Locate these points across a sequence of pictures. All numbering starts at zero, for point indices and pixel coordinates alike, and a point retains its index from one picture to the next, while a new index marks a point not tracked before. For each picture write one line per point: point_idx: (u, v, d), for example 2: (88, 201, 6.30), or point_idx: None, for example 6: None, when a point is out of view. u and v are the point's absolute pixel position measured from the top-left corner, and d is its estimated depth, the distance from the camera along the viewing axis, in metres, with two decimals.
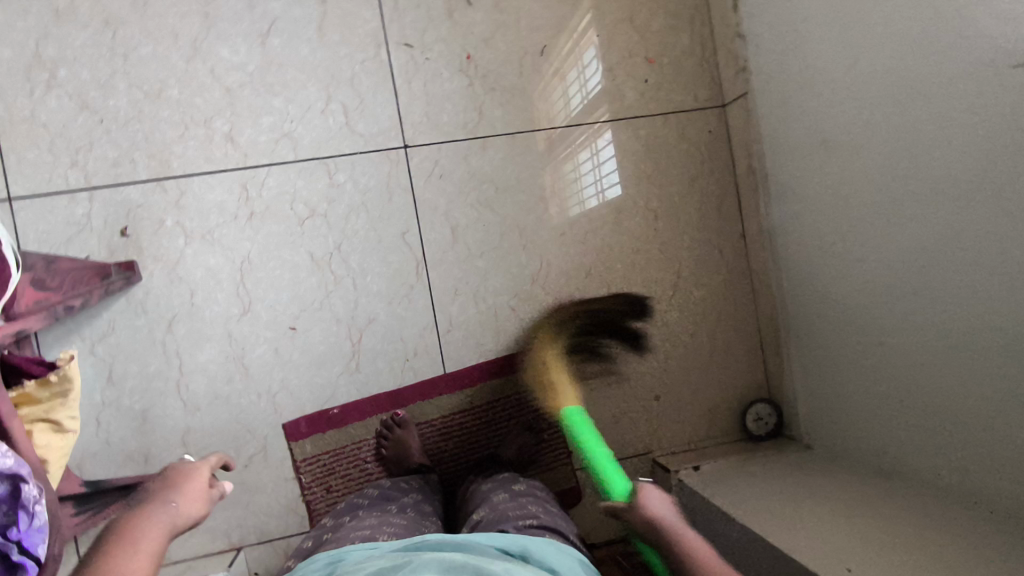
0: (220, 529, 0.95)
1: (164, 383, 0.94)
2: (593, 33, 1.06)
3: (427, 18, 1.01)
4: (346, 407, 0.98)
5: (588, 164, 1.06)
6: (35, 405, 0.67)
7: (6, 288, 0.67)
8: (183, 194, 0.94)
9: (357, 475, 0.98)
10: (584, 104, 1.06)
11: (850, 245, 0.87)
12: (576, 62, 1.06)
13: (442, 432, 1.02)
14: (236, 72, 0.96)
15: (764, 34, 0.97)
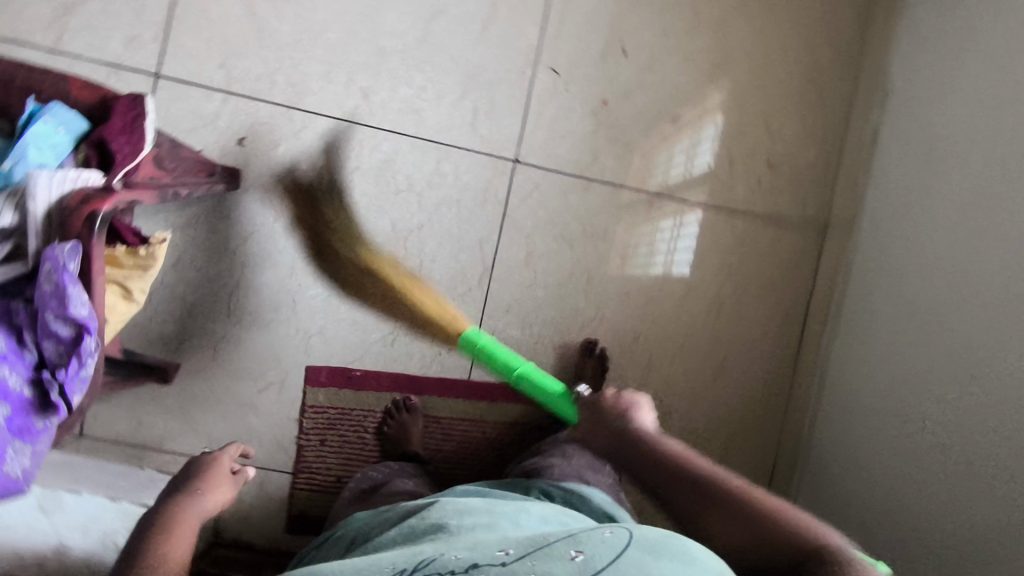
0: (212, 439, 0.99)
1: (218, 287, 0.98)
2: (720, 117, 1.08)
3: (581, 54, 1.05)
4: (368, 373, 1.01)
5: (669, 238, 1.08)
6: (116, 269, 0.71)
7: (135, 158, 0.74)
8: (304, 128, 1.00)
9: (353, 439, 1.01)
10: (683, 178, 1.08)
11: (901, 416, 0.86)
12: (693, 137, 1.08)
13: (444, 433, 1.03)
14: (394, 39, 1.01)
15: (891, 186, 0.98)
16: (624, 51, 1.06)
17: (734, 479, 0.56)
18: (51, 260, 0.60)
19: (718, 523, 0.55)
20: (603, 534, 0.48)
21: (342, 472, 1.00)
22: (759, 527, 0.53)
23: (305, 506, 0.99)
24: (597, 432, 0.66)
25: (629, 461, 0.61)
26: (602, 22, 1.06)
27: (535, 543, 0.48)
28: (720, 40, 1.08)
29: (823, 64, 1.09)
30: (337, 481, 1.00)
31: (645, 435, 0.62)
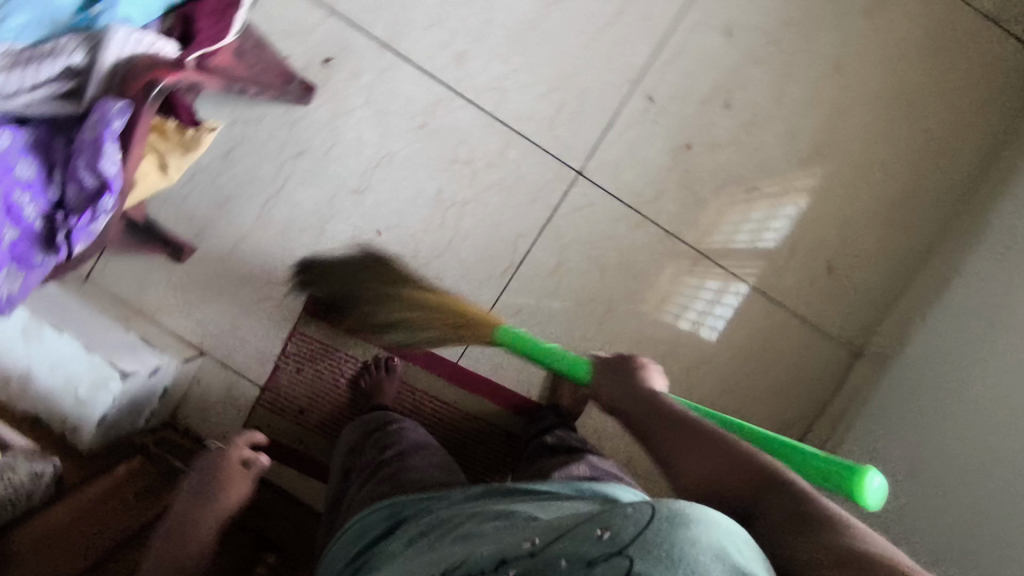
0: (200, 329, 1.01)
1: (257, 190, 0.99)
2: (807, 198, 1.03)
3: (683, 91, 1.02)
4: None
5: (706, 302, 1.04)
6: (160, 139, 0.73)
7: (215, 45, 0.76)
8: (390, 69, 0.99)
9: (327, 378, 1.01)
10: (749, 245, 1.03)
11: None
12: (770, 210, 1.03)
13: (412, 405, 1.02)
14: (507, 14, 1.00)
15: (948, 337, 0.92)
16: (727, 104, 1.02)
17: (717, 430, 0.57)
18: (102, 112, 0.62)
19: (693, 458, 0.55)
20: (626, 508, 0.40)
21: (306, 403, 1.01)
22: (728, 471, 0.52)
23: (262, 422, 1.01)
24: (615, 387, 0.70)
25: (631, 415, 0.64)
26: (715, 67, 1.02)
27: (562, 528, 0.42)
28: (828, 126, 1.03)
29: (924, 187, 1.03)
30: (298, 411, 1.01)
31: (649, 395, 0.65)
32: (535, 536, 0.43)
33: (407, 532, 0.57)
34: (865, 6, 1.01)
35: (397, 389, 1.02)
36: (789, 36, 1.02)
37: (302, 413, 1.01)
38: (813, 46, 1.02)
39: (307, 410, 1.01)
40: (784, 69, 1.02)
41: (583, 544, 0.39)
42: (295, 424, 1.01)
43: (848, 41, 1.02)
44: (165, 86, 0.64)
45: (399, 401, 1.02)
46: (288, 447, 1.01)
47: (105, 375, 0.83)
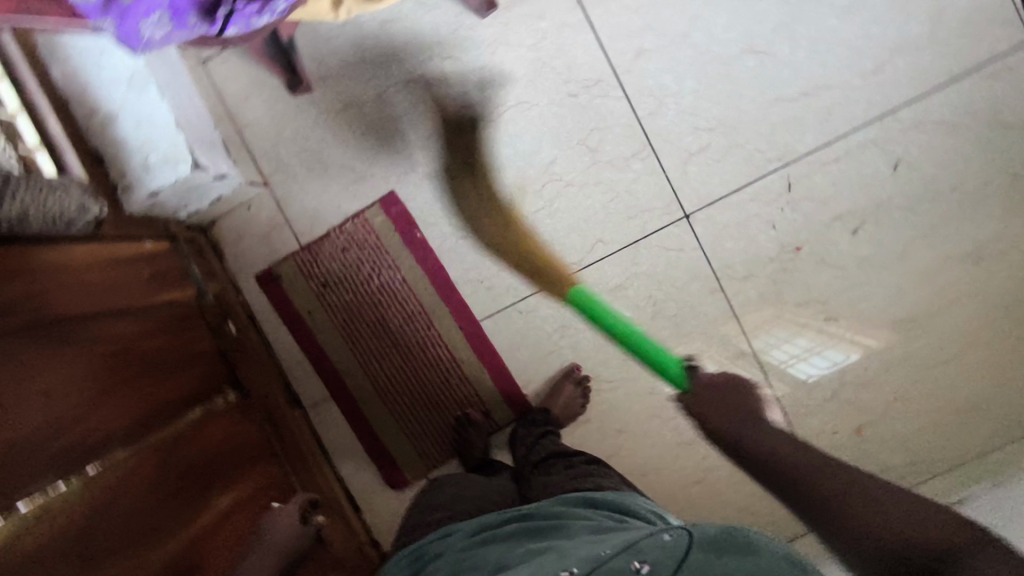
0: (276, 163, 1.01)
1: (395, 69, 0.98)
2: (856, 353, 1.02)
3: (820, 197, 0.99)
4: (424, 240, 1.01)
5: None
6: None
7: None
8: (572, 28, 0.97)
9: (364, 271, 1.01)
10: (778, 363, 1.02)
11: None
12: (821, 344, 1.02)
13: (423, 338, 1.02)
14: (705, 37, 0.96)
15: None
16: (854, 231, 0.99)
17: (865, 476, 0.65)
18: None
19: (847, 513, 0.62)
20: (659, 540, 0.53)
21: (334, 281, 1.01)
22: (899, 517, 0.58)
23: (286, 273, 1.02)
24: (710, 397, 0.89)
25: (756, 452, 0.76)
26: (862, 192, 0.99)
27: (596, 564, 0.51)
28: (931, 303, 1.00)
29: (986, 406, 1.00)
30: (323, 284, 1.01)
31: (752, 415, 0.82)
32: (573, 567, 0.51)
33: (442, 561, 0.67)
34: None
35: (418, 316, 1.01)
36: (947, 203, 0.98)
37: (324, 288, 1.01)
38: (964, 223, 0.98)
39: (330, 286, 1.01)
40: (922, 228, 0.99)
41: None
42: (313, 293, 1.02)
43: (999, 237, 0.98)
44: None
45: (415, 322, 1.01)
46: (296, 311, 1.03)
47: (179, 157, 0.82)
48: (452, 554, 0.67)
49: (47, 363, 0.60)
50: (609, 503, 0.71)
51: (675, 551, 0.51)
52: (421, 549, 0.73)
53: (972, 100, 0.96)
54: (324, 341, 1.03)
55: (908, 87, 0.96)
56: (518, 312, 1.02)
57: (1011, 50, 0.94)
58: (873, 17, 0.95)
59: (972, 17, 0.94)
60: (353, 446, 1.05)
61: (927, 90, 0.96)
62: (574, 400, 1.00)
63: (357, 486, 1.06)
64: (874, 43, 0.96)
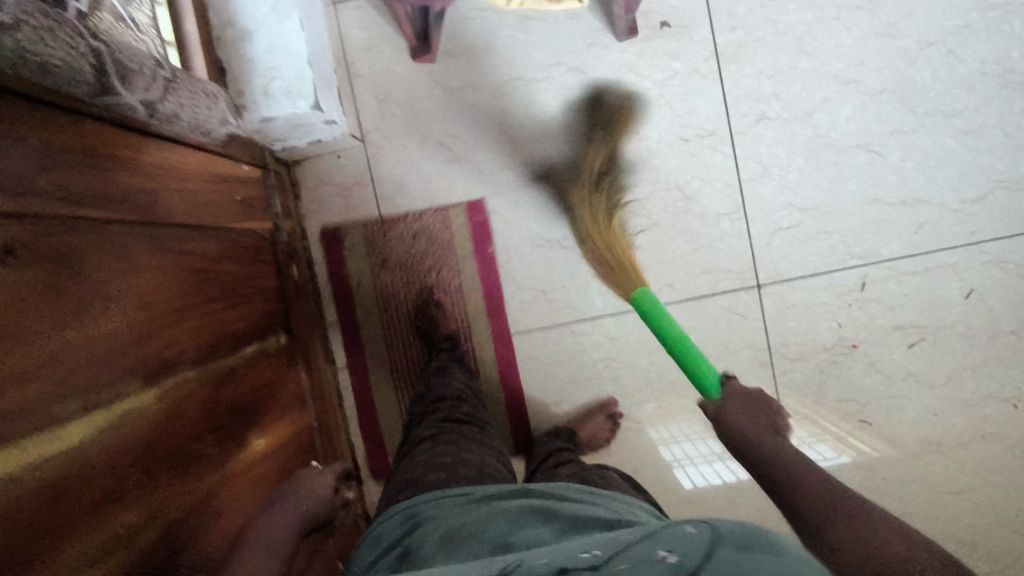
0: (378, 122, 0.99)
1: (521, 65, 0.98)
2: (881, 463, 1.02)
3: (889, 304, 1.00)
4: (488, 249, 1.01)
5: (700, 455, 1.02)
6: None
7: None
8: (703, 77, 0.98)
9: (426, 262, 1.00)
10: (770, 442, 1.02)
11: None
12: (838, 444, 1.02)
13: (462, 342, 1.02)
14: (825, 123, 0.98)
15: None
16: (911, 344, 1.01)
17: (872, 502, 0.61)
18: None
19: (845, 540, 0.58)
20: (679, 530, 0.48)
21: (393, 263, 1.01)
22: (890, 539, 0.56)
23: (351, 241, 1.00)
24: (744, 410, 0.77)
25: (757, 452, 0.71)
26: (929, 309, 1.00)
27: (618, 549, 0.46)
28: (965, 432, 1.01)
29: (988, 543, 1.01)
30: (382, 262, 1.01)
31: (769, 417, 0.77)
32: (591, 548, 0.47)
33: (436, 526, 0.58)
34: None
35: (462, 320, 1.01)
36: (1006, 342, 1.00)
37: (383, 266, 1.01)
38: (1017, 364, 1.00)
39: (389, 266, 1.01)
40: (975, 359, 1.00)
41: (649, 564, 0.42)
42: (369, 268, 1.01)
43: None
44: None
45: (456, 333, 1.01)
46: (346, 278, 1.01)
47: (301, 92, 0.80)
48: (454, 510, 0.60)
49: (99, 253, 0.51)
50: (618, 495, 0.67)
51: (702, 544, 0.45)
52: (414, 507, 0.63)
53: None
54: (359, 314, 1.01)
55: (1000, 223, 0.98)
56: (571, 332, 1.02)
57: None
58: (986, 148, 0.98)
59: None
60: (368, 419, 1.03)
61: (1017, 231, 0.98)
62: (601, 431, 0.99)
63: (362, 460, 1.04)
64: (981, 173, 0.98)
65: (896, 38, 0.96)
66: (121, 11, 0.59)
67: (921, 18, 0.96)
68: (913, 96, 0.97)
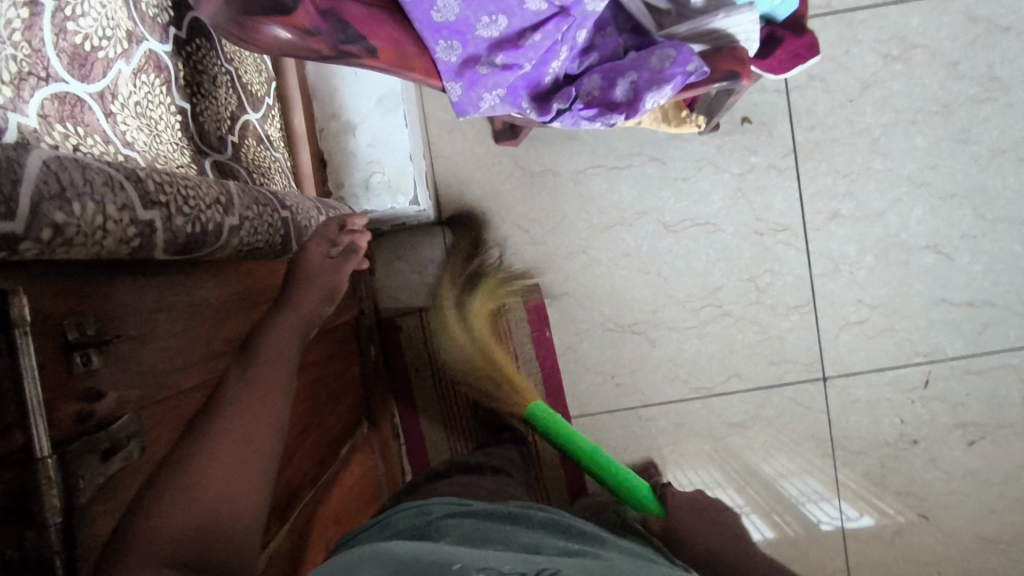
0: (456, 202, 1.00)
1: (601, 153, 0.99)
2: (937, 560, 1.02)
3: (952, 402, 1.02)
4: (547, 337, 1.00)
5: (729, 507, 1.02)
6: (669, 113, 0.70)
7: (783, 65, 0.69)
8: (780, 173, 0.99)
9: None
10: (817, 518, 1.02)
11: None
12: (898, 540, 1.02)
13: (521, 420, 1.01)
14: (897, 223, 1.00)
15: None
16: (971, 442, 1.02)
17: None
18: (679, 53, 0.59)
19: None
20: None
21: (450, 348, 1.00)
22: None
23: (406, 327, 1.00)
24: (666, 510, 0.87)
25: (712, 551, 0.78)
26: (989, 408, 1.02)
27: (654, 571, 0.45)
28: (1019, 532, 1.02)
29: None
30: (439, 349, 1.00)
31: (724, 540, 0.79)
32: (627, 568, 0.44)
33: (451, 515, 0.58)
34: None
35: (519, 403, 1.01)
36: None
37: (439, 351, 1.00)
38: None
39: (445, 352, 1.00)
40: None
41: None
42: (426, 353, 1.00)
43: None
44: (729, 48, 0.62)
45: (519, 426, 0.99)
46: (403, 364, 1.01)
47: (401, 188, 0.80)
48: (471, 512, 0.59)
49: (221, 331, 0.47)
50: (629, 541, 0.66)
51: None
52: (425, 505, 0.61)
53: None
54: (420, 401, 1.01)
55: None
56: (637, 415, 1.02)
57: None
58: None
59: None
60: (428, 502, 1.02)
61: None
62: None
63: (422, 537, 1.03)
64: None
65: (970, 144, 0.99)
66: (260, 131, 0.60)
67: (995, 127, 0.99)
68: (984, 202, 0.99)
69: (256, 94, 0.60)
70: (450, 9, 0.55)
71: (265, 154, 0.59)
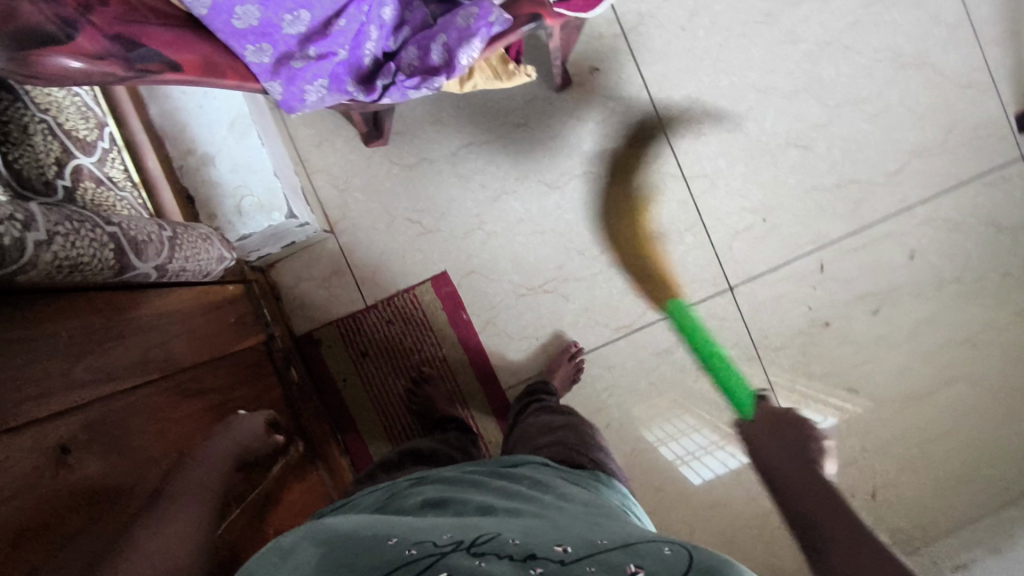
0: (343, 212, 1.02)
1: (469, 131, 1.03)
2: (863, 425, 1.09)
3: (848, 279, 1.08)
4: (464, 321, 1.03)
5: (699, 448, 1.05)
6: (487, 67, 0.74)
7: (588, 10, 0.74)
8: (638, 110, 1.05)
9: (407, 345, 1.02)
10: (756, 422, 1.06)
11: None
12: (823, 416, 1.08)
13: (456, 404, 1.03)
14: (755, 130, 1.06)
15: None
16: (874, 310, 1.09)
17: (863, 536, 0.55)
18: (480, 8, 0.63)
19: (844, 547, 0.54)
20: (661, 549, 0.42)
21: (374, 350, 1.02)
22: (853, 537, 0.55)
23: (325, 339, 1.01)
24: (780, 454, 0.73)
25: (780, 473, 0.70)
26: (882, 277, 1.09)
27: (593, 551, 0.42)
28: (937, 382, 1.09)
29: (982, 474, 1.09)
30: (362, 353, 1.02)
31: (808, 462, 0.70)
32: (565, 545, 0.43)
33: (424, 493, 0.60)
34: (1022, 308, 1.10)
35: (451, 389, 1.03)
36: (952, 290, 1.09)
37: (363, 355, 1.02)
38: (966, 310, 1.10)
39: (370, 355, 1.02)
40: (931, 312, 1.09)
41: None
42: (350, 361, 1.01)
43: (993, 323, 1.10)
44: None
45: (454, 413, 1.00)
46: (331, 378, 1.01)
47: (274, 205, 0.82)
48: (439, 487, 0.61)
49: (122, 416, 0.51)
50: (598, 489, 0.66)
51: (677, 569, 0.40)
52: (398, 485, 0.65)
53: (974, 205, 1.09)
54: (354, 411, 1.01)
55: (925, 188, 1.09)
56: None
57: (1006, 164, 1.09)
58: (898, 125, 1.08)
59: (977, 134, 1.09)
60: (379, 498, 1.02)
61: (940, 191, 1.09)
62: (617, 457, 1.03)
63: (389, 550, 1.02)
64: (898, 148, 1.08)
65: (799, 43, 1.07)
66: (100, 173, 0.61)
67: (817, 22, 1.07)
68: (825, 92, 1.07)
69: (87, 139, 0.61)
70: (250, 15, 0.56)
71: (108, 194, 0.60)
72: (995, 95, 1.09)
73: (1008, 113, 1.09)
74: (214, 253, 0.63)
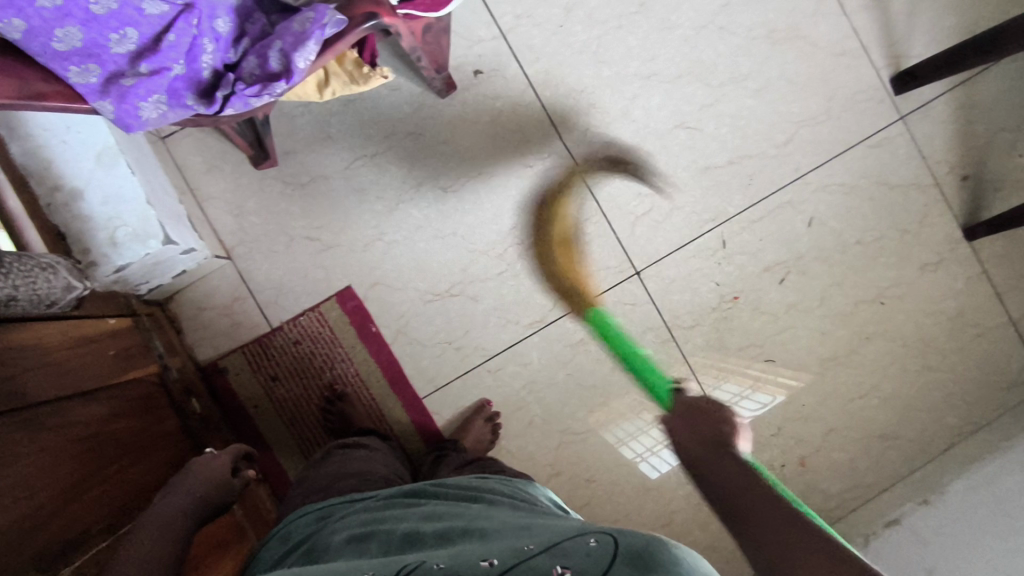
0: (240, 236, 1.01)
1: (360, 144, 1.03)
2: (786, 393, 1.10)
3: (751, 251, 1.10)
4: (376, 336, 1.02)
5: (651, 445, 1.05)
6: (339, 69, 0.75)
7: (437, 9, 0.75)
8: (526, 107, 1.06)
9: (318, 364, 1.01)
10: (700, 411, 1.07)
11: None
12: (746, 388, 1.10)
13: (375, 419, 1.02)
14: (643, 116, 1.09)
15: (888, 552, 0.94)
16: (780, 279, 1.11)
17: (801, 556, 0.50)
18: (315, 12, 0.63)
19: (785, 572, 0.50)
20: (585, 543, 0.44)
21: (284, 373, 1.00)
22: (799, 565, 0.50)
23: (231, 367, 1.00)
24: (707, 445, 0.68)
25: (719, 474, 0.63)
26: (784, 245, 1.11)
27: (520, 559, 0.43)
28: (851, 343, 1.11)
29: (906, 429, 1.10)
30: (272, 377, 1.00)
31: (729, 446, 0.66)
32: (493, 558, 0.44)
33: (353, 520, 0.61)
34: (923, 261, 1.12)
35: (368, 404, 1.02)
36: (853, 252, 1.12)
37: (274, 380, 1.00)
38: (869, 269, 1.12)
39: (280, 378, 1.00)
40: (837, 275, 1.12)
41: None
42: (261, 387, 1.00)
43: (898, 278, 1.12)
44: None
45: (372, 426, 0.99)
46: (241, 406, 1.00)
47: (149, 232, 0.81)
48: (367, 513, 0.61)
49: None
50: (526, 495, 0.67)
51: (604, 560, 0.42)
52: (331, 507, 0.66)
53: (863, 168, 1.13)
54: (269, 436, 1.00)
55: (815, 155, 1.12)
56: (488, 369, 1.05)
57: (889, 125, 1.13)
58: (779, 98, 1.12)
59: (856, 100, 1.13)
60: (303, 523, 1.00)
61: (828, 158, 1.12)
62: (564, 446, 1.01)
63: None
64: (783, 120, 1.12)
65: (675, 29, 1.10)
66: None
67: (689, 8, 1.10)
68: (706, 73, 1.10)
69: None
70: (72, 37, 0.55)
71: None
72: (869, 62, 1.13)
73: (883, 77, 1.13)
74: (54, 283, 0.67)
